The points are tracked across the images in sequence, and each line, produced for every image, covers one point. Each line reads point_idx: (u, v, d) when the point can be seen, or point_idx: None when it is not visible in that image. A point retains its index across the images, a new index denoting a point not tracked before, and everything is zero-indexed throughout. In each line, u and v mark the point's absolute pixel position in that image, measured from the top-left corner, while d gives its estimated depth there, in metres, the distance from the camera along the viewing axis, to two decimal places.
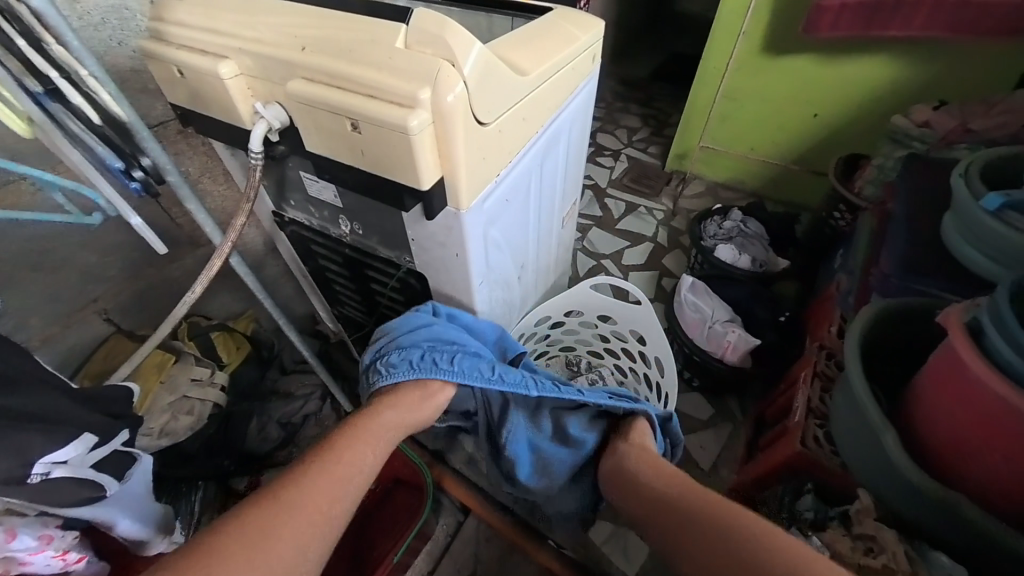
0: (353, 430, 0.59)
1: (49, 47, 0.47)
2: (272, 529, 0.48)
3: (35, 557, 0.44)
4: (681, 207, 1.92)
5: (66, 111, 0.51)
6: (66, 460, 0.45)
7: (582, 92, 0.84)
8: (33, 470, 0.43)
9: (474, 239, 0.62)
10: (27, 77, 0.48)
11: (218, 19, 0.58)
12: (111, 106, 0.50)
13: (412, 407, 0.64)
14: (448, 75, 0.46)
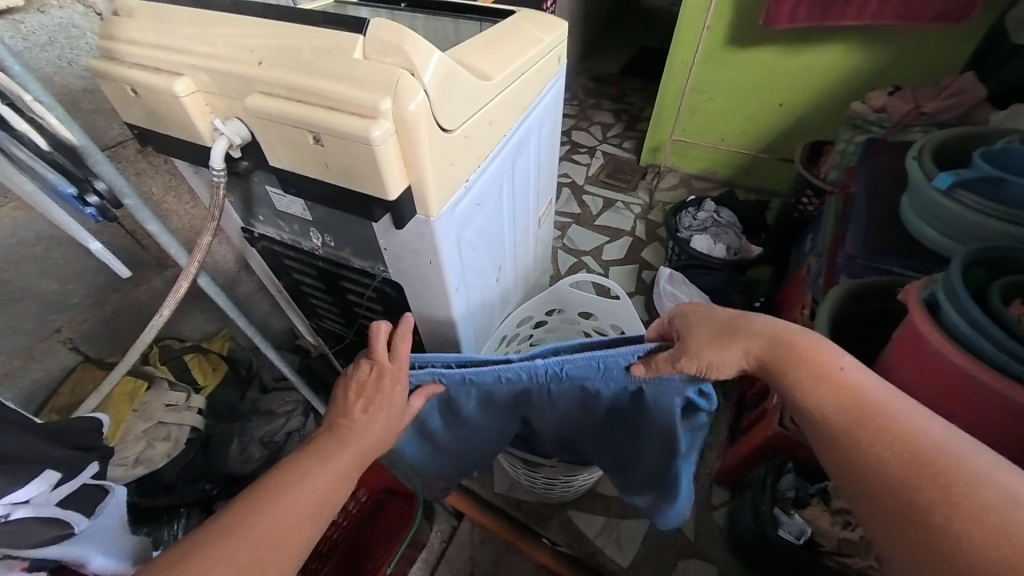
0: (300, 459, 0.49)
1: None
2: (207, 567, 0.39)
3: None
4: (657, 199, 1.95)
5: (9, 137, 0.49)
6: (27, 500, 0.44)
7: (549, 93, 0.85)
8: None
9: (446, 244, 0.62)
10: None
11: (171, 36, 0.56)
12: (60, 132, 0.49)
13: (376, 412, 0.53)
14: (409, 84, 0.45)
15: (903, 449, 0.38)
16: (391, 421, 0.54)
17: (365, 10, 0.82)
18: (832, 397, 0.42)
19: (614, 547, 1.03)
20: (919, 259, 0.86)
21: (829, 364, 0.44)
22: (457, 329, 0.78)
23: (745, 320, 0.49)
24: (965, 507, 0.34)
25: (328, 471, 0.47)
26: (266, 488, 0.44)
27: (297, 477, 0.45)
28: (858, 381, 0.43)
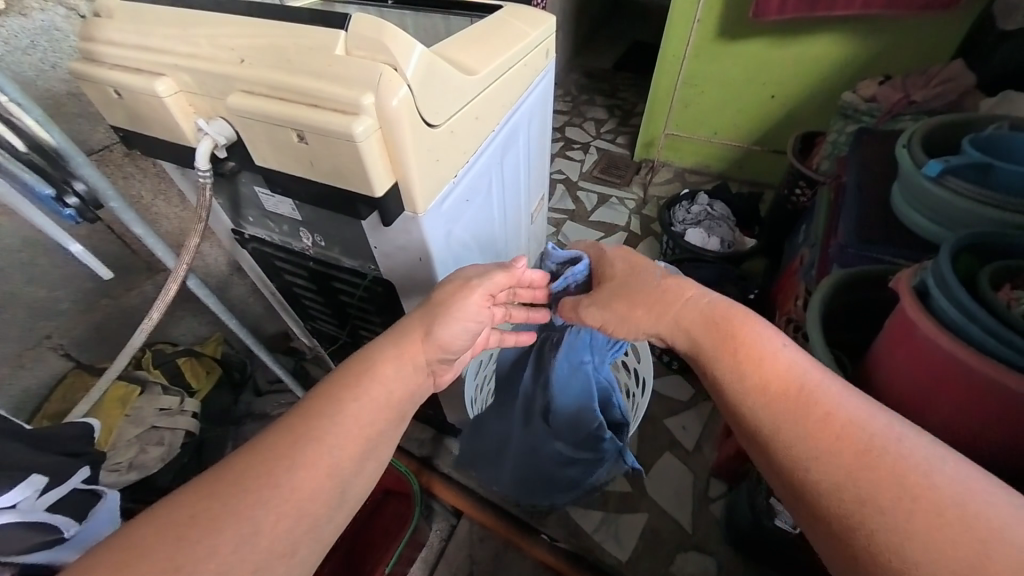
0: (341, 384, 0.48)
1: None
2: (255, 491, 0.39)
3: None
4: (651, 194, 1.96)
5: None
6: (14, 505, 0.44)
7: (537, 88, 0.85)
8: None
9: (435, 241, 0.62)
10: None
11: (151, 36, 0.56)
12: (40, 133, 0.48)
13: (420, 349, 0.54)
14: (390, 79, 0.45)
15: (829, 432, 0.39)
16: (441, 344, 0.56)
17: (352, 7, 0.82)
18: (759, 385, 0.44)
19: (613, 541, 1.03)
20: (910, 247, 0.87)
21: (764, 346, 0.46)
22: None
23: (672, 285, 0.57)
24: (884, 494, 0.35)
25: (377, 398, 0.48)
26: (311, 409, 0.45)
27: (340, 401, 0.46)
28: (788, 367, 0.44)
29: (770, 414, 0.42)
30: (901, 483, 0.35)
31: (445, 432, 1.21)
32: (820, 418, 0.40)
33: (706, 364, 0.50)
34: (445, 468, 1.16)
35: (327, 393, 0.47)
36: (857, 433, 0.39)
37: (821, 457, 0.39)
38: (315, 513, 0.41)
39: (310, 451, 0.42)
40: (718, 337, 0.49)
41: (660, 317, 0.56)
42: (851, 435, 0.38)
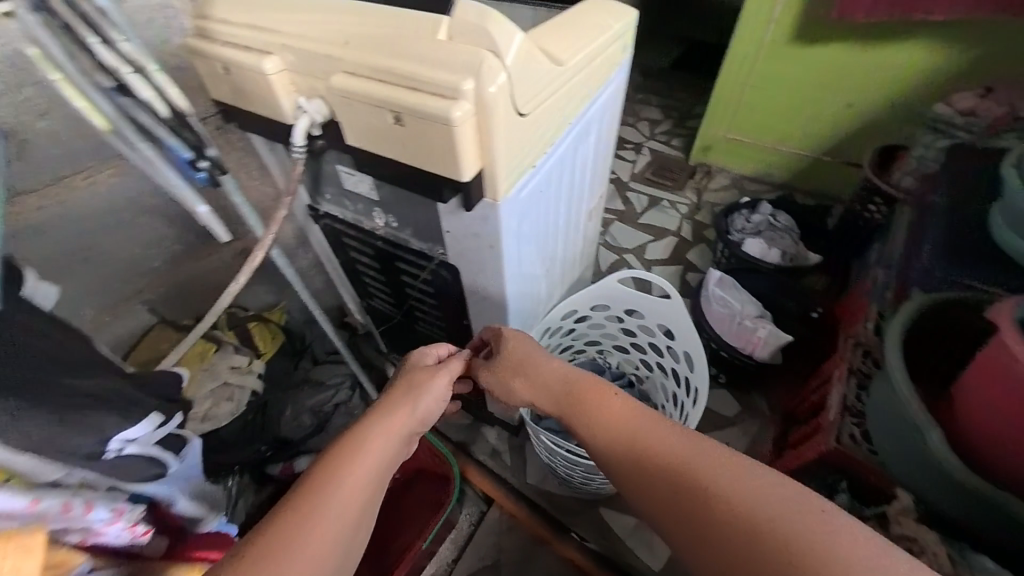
0: (334, 456, 0.48)
1: (119, 45, 0.49)
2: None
3: (108, 528, 0.42)
4: (705, 200, 1.89)
5: (135, 104, 0.53)
6: (136, 438, 0.48)
7: (612, 82, 0.83)
8: (109, 446, 0.45)
9: (507, 230, 0.62)
10: (100, 75, 0.51)
11: (262, 16, 0.59)
12: (176, 99, 0.54)
13: (407, 414, 0.56)
14: (492, 66, 0.46)
15: (670, 470, 0.45)
16: (425, 412, 0.59)
17: None
18: (609, 442, 0.50)
19: (642, 547, 1.03)
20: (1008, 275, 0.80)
21: (604, 393, 0.54)
22: (508, 316, 0.79)
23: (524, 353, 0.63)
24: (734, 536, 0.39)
25: (367, 469, 0.48)
26: (305, 495, 0.45)
27: (337, 478, 0.46)
28: (637, 409, 0.51)
29: (626, 461, 0.48)
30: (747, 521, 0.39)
31: (482, 420, 1.23)
32: (666, 452, 0.46)
33: (571, 420, 0.55)
34: (480, 455, 1.17)
35: (318, 476, 0.46)
36: (691, 463, 0.44)
37: (669, 498, 0.44)
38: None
39: (315, 538, 0.42)
40: (579, 396, 0.55)
41: (535, 377, 0.60)
42: (690, 468, 0.44)
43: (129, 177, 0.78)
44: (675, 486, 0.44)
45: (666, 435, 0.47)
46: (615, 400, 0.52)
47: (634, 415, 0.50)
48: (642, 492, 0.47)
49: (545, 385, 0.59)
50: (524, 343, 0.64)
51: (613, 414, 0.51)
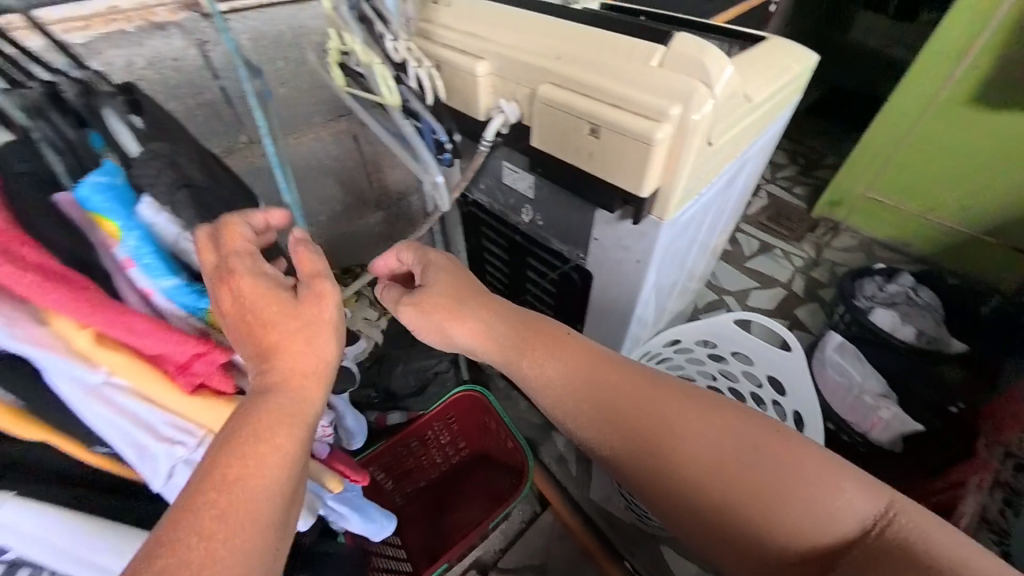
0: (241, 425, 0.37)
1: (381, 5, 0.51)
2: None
3: (314, 423, 0.57)
4: (825, 257, 1.75)
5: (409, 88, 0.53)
6: None
7: (778, 121, 0.82)
8: None
9: (658, 249, 0.65)
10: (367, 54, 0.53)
11: (477, 24, 0.67)
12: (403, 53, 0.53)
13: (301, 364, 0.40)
14: (701, 96, 0.49)
15: (648, 410, 0.52)
16: (319, 352, 0.41)
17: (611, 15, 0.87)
18: (580, 387, 0.55)
19: None
20: None
21: (565, 348, 0.57)
22: (625, 330, 0.81)
23: (468, 303, 0.59)
24: (718, 463, 0.49)
25: (284, 427, 0.38)
26: (208, 471, 0.34)
27: (250, 448, 0.36)
28: (593, 367, 0.55)
29: (606, 410, 0.53)
30: (727, 448, 0.49)
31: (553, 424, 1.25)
32: (641, 395, 0.53)
33: (537, 375, 0.57)
34: (546, 458, 1.20)
35: (223, 446, 0.36)
36: (668, 424, 0.51)
37: (653, 437, 0.52)
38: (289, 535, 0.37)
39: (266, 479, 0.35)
40: (545, 352, 0.57)
41: (477, 324, 0.59)
42: (655, 413, 0.52)
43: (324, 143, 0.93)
44: (658, 444, 0.51)
45: (644, 396, 0.53)
46: (589, 362, 0.56)
47: (619, 384, 0.54)
48: (626, 446, 0.53)
49: (494, 327, 0.58)
50: (455, 276, 0.61)
51: (589, 378, 0.55)
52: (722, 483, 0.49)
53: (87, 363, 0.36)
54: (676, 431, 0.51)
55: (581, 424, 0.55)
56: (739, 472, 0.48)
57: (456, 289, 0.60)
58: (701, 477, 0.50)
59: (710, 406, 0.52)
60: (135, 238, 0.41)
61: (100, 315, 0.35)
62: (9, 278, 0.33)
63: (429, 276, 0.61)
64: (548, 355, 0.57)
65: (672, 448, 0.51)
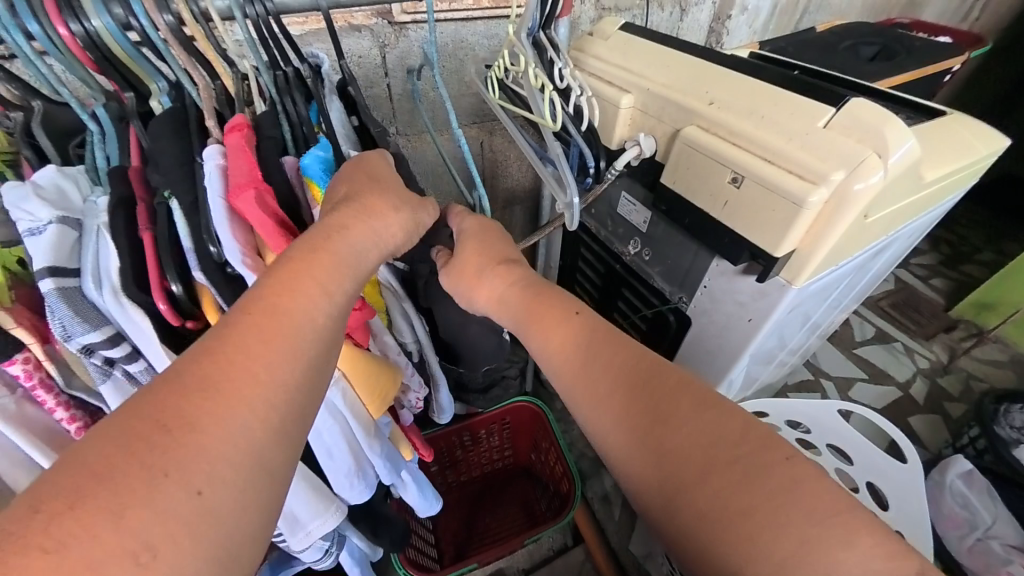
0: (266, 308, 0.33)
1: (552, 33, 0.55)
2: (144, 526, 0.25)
3: (413, 393, 0.61)
4: (958, 364, 1.50)
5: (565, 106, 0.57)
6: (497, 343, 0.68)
7: (944, 205, 0.73)
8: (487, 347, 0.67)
9: (779, 312, 0.62)
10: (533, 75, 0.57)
11: (631, 60, 0.68)
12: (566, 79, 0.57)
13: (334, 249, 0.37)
14: (871, 166, 0.47)
15: (630, 393, 0.42)
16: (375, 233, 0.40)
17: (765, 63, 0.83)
18: (564, 357, 0.47)
19: None
20: None
21: (561, 313, 0.50)
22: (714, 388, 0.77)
23: (490, 266, 0.55)
24: (703, 481, 0.36)
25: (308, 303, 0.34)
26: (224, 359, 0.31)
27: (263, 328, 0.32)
28: (578, 335, 0.48)
29: (587, 387, 0.45)
30: (713, 460, 0.36)
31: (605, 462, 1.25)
32: (624, 376, 0.43)
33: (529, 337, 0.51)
34: (590, 493, 1.20)
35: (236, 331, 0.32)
36: (656, 408, 0.40)
37: (629, 430, 0.41)
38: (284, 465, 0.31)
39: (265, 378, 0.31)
40: (540, 313, 0.51)
41: (494, 288, 0.54)
42: (645, 394, 0.41)
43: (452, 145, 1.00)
44: (642, 429, 0.40)
45: (623, 364, 0.44)
46: (576, 327, 0.48)
47: (613, 357, 0.45)
48: (607, 431, 0.42)
49: (511, 287, 0.53)
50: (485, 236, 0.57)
51: (573, 343, 0.47)
52: (716, 497, 0.35)
53: None
54: (669, 422, 0.39)
55: (573, 403, 0.47)
56: (739, 478, 0.35)
57: (480, 249, 0.55)
58: (690, 482, 0.37)
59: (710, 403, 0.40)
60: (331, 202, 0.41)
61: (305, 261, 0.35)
62: (255, 216, 0.34)
63: (462, 236, 0.57)
64: (543, 317, 0.50)
65: (663, 438, 0.39)
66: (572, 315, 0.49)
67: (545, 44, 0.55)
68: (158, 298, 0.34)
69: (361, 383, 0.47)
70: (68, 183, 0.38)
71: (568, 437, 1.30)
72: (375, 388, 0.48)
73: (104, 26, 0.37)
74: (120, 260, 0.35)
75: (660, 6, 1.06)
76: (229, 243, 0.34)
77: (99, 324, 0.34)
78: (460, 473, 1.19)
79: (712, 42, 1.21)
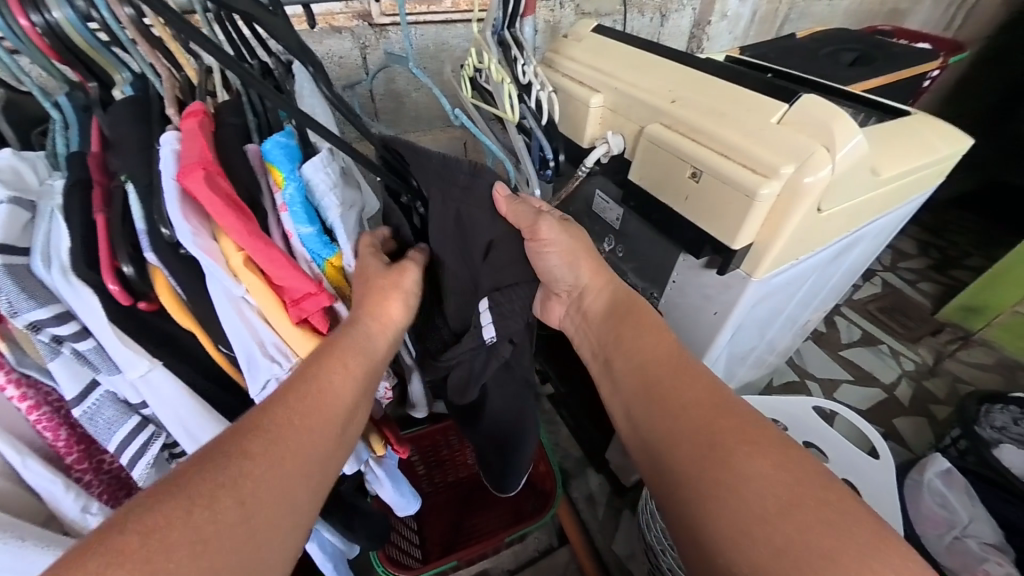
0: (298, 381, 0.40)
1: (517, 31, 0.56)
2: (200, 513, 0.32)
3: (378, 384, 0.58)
4: (945, 367, 1.50)
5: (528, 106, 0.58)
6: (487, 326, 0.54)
7: (910, 204, 0.74)
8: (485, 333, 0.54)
9: (742, 305, 0.63)
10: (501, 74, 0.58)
11: (601, 62, 0.70)
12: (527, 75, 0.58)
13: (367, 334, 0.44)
14: (820, 159, 0.48)
15: (698, 419, 0.43)
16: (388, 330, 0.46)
17: (738, 67, 0.85)
18: (645, 365, 0.50)
19: None
20: None
21: (651, 328, 0.52)
22: None
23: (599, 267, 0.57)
24: (766, 517, 0.37)
25: (327, 378, 0.40)
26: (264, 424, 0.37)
27: (298, 395, 0.39)
28: (665, 346, 0.50)
29: (642, 389, 0.49)
30: (782, 506, 0.37)
31: (590, 463, 1.25)
32: (700, 404, 0.44)
33: (615, 343, 0.54)
34: (574, 493, 1.20)
35: (274, 402, 0.38)
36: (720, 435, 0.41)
37: (694, 451, 0.42)
38: (299, 484, 0.37)
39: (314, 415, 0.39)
40: (633, 318, 0.54)
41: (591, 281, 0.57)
42: (709, 418, 0.43)
43: (434, 145, 1.01)
44: (696, 451, 0.42)
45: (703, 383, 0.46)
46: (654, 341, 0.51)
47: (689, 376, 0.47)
48: (668, 440, 0.44)
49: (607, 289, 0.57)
50: (579, 233, 0.57)
51: (658, 359, 0.49)
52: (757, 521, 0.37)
53: (237, 282, 0.37)
54: (739, 451, 0.40)
55: (636, 410, 0.48)
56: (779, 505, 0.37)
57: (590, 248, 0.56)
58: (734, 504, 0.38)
59: (782, 447, 0.40)
60: (294, 188, 0.42)
61: (260, 249, 0.37)
62: (204, 195, 0.34)
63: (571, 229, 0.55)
64: (632, 326, 0.53)
65: (721, 462, 0.40)
66: (664, 334, 0.51)
67: (509, 44, 0.56)
68: (109, 279, 0.35)
69: None
70: (25, 168, 0.40)
71: (554, 438, 1.30)
72: None
73: (65, 18, 0.39)
74: (72, 240, 0.36)
75: (640, 12, 1.08)
76: (181, 223, 0.35)
77: (48, 301, 0.36)
78: (445, 473, 1.19)
79: (693, 48, 1.23)
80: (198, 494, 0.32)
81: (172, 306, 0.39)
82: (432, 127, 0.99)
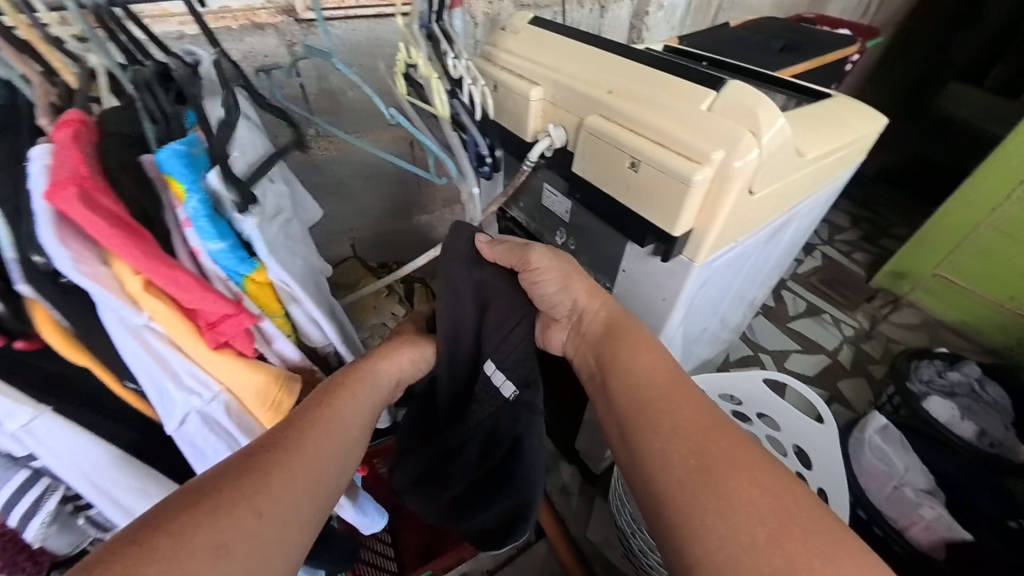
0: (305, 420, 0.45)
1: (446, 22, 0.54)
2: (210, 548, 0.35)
3: None
4: (880, 330, 1.63)
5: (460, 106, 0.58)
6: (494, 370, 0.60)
7: (836, 181, 0.78)
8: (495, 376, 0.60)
9: (688, 290, 0.64)
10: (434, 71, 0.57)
11: (539, 53, 0.69)
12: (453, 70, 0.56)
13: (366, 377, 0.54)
14: (747, 145, 0.49)
15: (698, 440, 0.45)
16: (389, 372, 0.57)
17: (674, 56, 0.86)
18: (658, 381, 0.51)
19: None
20: None
21: (648, 347, 0.54)
22: None
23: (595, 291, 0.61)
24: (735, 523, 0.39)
25: (333, 412, 0.47)
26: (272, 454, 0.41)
27: (310, 432, 0.45)
28: (662, 364, 0.52)
29: (651, 404, 0.49)
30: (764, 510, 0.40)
31: (562, 455, 1.26)
32: (691, 426, 0.46)
33: (611, 362, 0.55)
34: (549, 487, 1.21)
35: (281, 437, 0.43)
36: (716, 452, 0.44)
37: (685, 462, 0.44)
38: (301, 523, 0.40)
39: (324, 436, 0.45)
40: (626, 337, 0.56)
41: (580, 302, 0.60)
42: (704, 434, 0.45)
43: (377, 145, 0.97)
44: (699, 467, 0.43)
45: (700, 402, 0.48)
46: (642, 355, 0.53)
47: (674, 394, 0.49)
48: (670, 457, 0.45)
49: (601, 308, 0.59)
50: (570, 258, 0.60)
51: (662, 376, 0.51)
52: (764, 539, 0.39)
53: (136, 308, 0.35)
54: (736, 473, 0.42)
55: (631, 428, 0.49)
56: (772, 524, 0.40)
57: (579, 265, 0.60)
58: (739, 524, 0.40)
59: (764, 461, 0.43)
60: (196, 201, 0.39)
61: (161, 272, 0.34)
62: (81, 215, 0.31)
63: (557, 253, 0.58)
64: (626, 343, 0.55)
65: (723, 480, 0.42)
66: (659, 351, 0.54)
67: (437, 36, 0.54)
68: None
69: (242, 391, 0.43)
70: None
71: None
72: (265, 399, 0.44)
73: None
74: None
75: (578, 2, 1.08)
76: (59, 251, 0.31)
77: None
78: None
79: (633, 38, 1.25)
80: (209, 532, 0.35)
81: (55, 340, 0.37)
82: (374, 127, 0.95)
